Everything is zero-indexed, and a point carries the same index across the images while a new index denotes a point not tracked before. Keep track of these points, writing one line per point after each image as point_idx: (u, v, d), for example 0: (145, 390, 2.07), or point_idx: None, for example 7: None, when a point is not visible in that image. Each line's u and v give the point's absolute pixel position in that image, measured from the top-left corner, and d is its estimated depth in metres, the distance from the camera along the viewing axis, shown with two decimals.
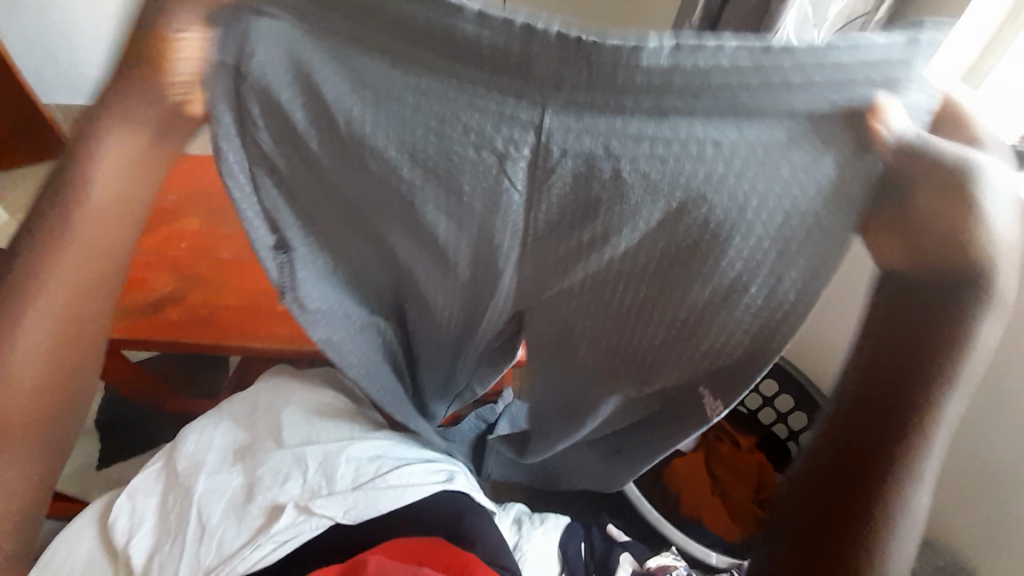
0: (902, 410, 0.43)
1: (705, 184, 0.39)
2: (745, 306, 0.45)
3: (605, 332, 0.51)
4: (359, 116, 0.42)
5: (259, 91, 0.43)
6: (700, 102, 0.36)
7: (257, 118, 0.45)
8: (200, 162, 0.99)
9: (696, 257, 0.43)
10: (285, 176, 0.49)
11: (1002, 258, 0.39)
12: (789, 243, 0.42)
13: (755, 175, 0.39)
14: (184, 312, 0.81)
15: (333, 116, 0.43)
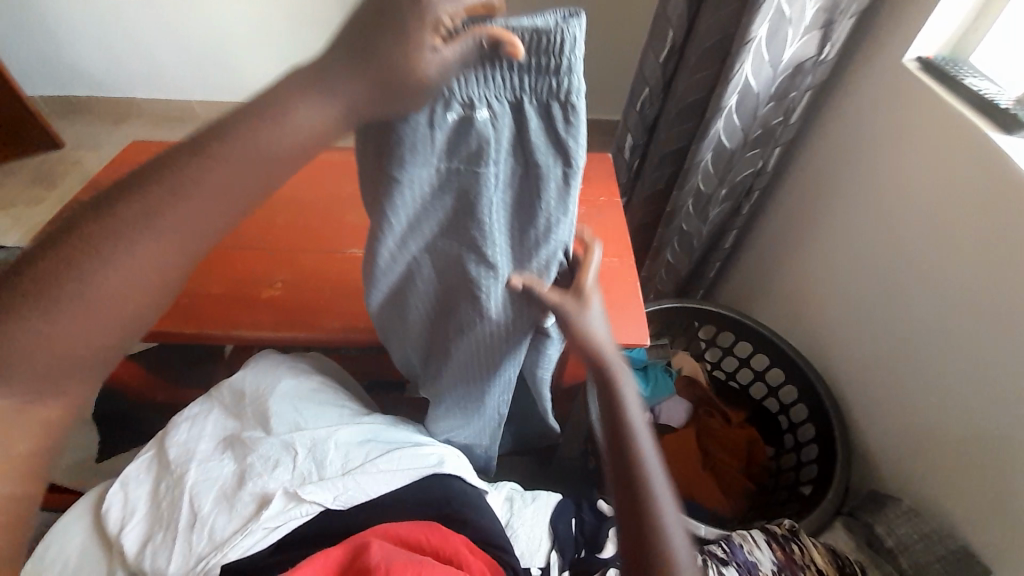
0: (620, 466, 0.56)
1: (495, 159, 0.51)
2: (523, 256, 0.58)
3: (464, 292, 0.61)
4: (445, 130, 0.49)
5: (442, 127, 0.49)
6: (513, 107, 0.49)
7: (429, 150, 0.50)
8: None
9: (499, 218, 0.55)
10: (424, 191, 0.53)
11: (609, 348, 0.60)
12: (519, 199, 0.54)
13: (514, 151, 0.51)
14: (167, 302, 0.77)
15: (458, 139, 0.50)
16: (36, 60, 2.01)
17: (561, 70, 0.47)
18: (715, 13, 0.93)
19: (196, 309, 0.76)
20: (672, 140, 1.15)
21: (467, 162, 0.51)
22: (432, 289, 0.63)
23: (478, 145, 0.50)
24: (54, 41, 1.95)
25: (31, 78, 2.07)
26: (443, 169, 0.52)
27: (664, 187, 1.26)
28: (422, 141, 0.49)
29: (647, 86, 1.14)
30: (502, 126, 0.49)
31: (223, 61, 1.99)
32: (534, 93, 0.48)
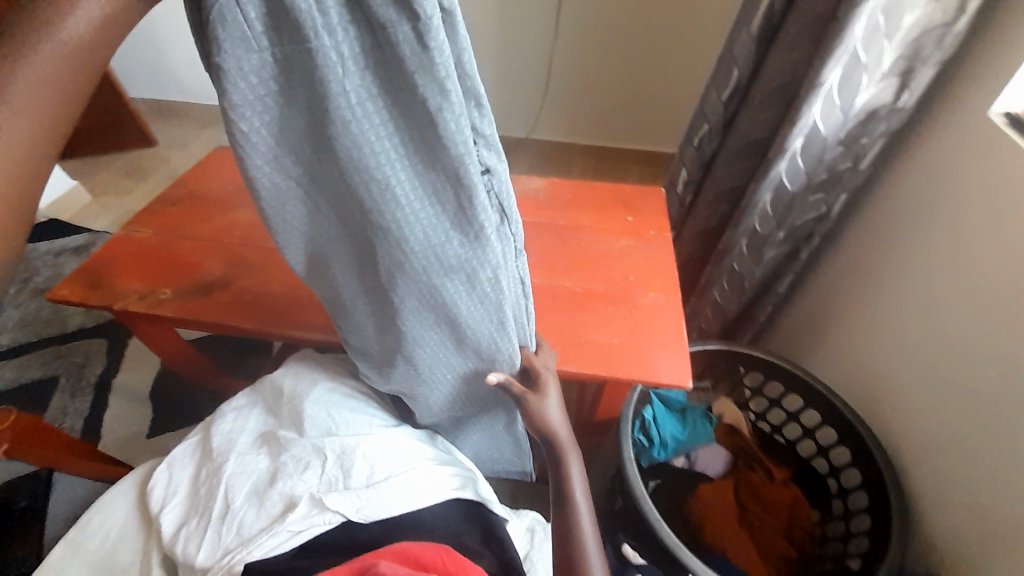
0: (564, 528, 0.67)
1: (339, 47, 0.41)
2: (424, 175, 0.50)
3: (374, 231, 0.54)
4: (256, 22, 0.39)
5: (260, 25, 0.39)
6: None
7: (252, 58, 0.41)
8: None
9: (378, 127, 0.46)
10: (278, 111, 0.45)
11: (561, 428, 0.72)
12: (393, 99, 0.45)
13: (353, 27, 0.41)
14: (228, 296, 0.82)
15: (279, 30, 0.40)
16: (150, 68, 2.33)
17: None
18: (783, 55, 0.92)
19: (248, 304, 0.81)
20: (728, 179, 1.13)
21: (300, 60, 0.41)
22: (339, 226, 0.56)
23: (302, 33, 0.39)
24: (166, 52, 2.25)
25: (147, 83, 2.39)
26: (279, 79, 0.43)
27: (718, 224, 1.23)
28: (236, 28, 0.39)
29: (707, 123, 1.13)
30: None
31: None
32: None
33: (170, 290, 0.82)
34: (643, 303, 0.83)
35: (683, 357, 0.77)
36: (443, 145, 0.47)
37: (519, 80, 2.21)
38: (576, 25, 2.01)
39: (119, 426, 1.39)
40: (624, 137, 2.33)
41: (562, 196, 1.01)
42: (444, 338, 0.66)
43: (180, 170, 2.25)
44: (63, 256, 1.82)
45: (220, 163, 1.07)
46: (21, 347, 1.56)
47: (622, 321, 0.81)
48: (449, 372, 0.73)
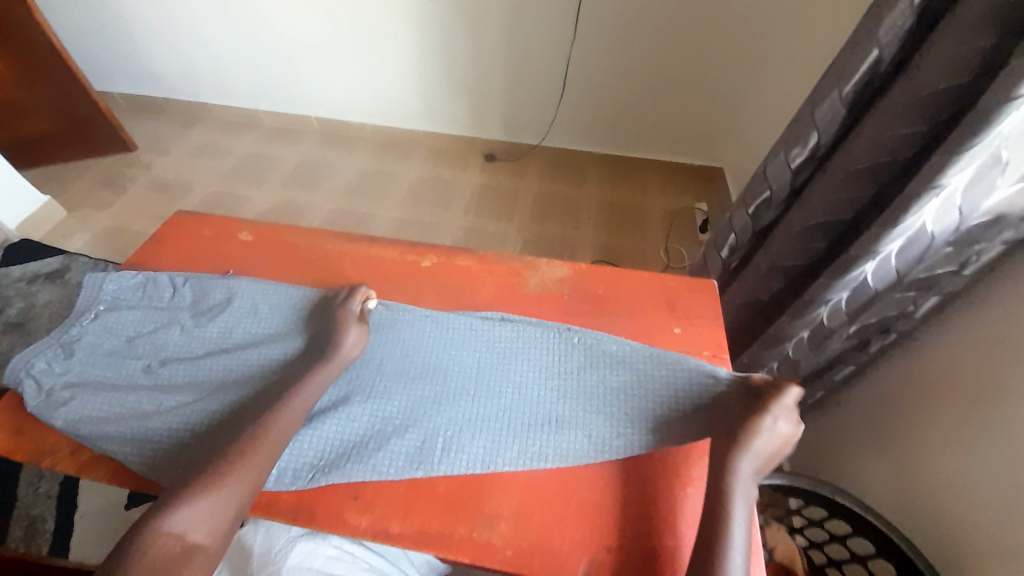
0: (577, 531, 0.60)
1: (170, 321, 0.78)
2: (276, 311, 0.79)
3: (377, 350, 0.75)
4: (100, 375, 0.73)
5: (101, 368, 0.73)
6: (121, 333, 0.77)
7: (112, 374, 0.73)
8: (229, 235, 0.92)
9: (252, 318, 0.78)
10: (179, 370, 0.73)
11: (563, 372, 0.72)
12: (232, 296, 0.80)
13: (166, 315, 0.79)
14: (168, 450, 0.66)
15: (110, 356, 0.75)
16: (140, 67, 2.21)
17: (104, 304, 0.80)
18: (881, 127, 0.73)
19: (416, 493, 0.63)
20: (787, 255, 0.94)
21: (141, 347, 0.76)
22: (323, 396, 0.70)
23: (122, 352, 0.75)
24: (150, 45, 2.12)
25: (137, 79, 2.27)
26: (129, 371, 0.74)
27: (770, 301, 1.03)
28: (90, 377, 0.73)
29: (770, 190, 0.97)
30: (99, 338, 0.76)
31: (247, 69, 2.13)
32: (118, 308, 0.79)
33: (100, 444, 0.67)
34: (745, 471, 0.59)
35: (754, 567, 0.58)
36: (261, 295, 0.81)
37: (529, 85, 1.95)
38: (599, 28, 1.75)
39: (94, 496, 1.23)
40: (644, 148, 2.07)
41: (590, 293, 0.83)
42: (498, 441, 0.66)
43: (162, 178, 2.08)
44: (36, 284, 1.65)
45: (178, 238, 0.92)
46: None
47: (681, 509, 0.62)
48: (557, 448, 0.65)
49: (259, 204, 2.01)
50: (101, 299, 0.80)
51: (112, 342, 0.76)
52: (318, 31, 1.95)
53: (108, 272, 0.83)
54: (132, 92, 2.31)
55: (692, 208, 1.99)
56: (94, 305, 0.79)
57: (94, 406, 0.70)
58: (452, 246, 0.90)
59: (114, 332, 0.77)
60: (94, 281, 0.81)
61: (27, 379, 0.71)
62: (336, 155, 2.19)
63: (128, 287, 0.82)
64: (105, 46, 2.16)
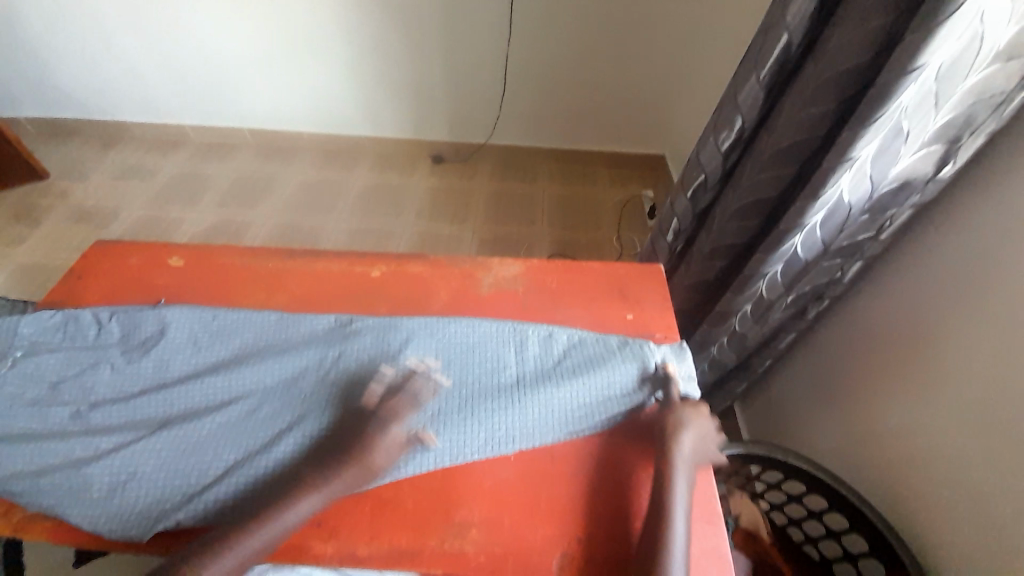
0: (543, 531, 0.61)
1: (97, 360, 0.72)
2: (219, 338, 0.75)
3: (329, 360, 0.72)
4: (19, 429, 0.66)
5: (19, 422, 0.67)
6: (41, 380, 0.70)
7: (34, 426, 0.67)
8: (159, 263, 0.86)
9: (191, 347, 0.74)
10: (112, 413, 0.68)
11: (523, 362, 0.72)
12: (166, 327, 0.75)
13: (93, 355, 0.73)
14: (106, 502, 0.61)
15: (29, 407, 0.68)
16: (44, 87, 2.03)
17: (19, 349, 0.73)
18: (798, 108, 0.78)
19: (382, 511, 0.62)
20: (726, 235, 0.99)
21: (65, 392, 0.69)
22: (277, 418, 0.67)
23: (44, 400, 0.69)
24: (54, 62, 1.95)
25: (41, 100, 2.08)
26: (52, 420, 0.67)
27: (716, 278, 1.07)
28: (9, 431, 0.66)
29: (703, 174, 1.00)
30: (15, 388, 0.69)
31: (169, 83, 2.00)
32: (37, 352, 0.72)
33: (32, 504, 0.62)
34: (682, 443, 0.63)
35: (717, 539, 0.60)
36: (200, 322, 0.76)
37: (471, 84, 1.94)
38: (533, 24, 1.76)
39: (33, 561, 1.13)
40: (589, 140, 2.10)
41: (543, 288, 0.83)
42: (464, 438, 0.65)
43: (82, 205, 1.92)
44: None
45: (101, 270, 0.85)
46: None
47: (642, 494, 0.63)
48: (524, 438, 0.65)
49: (195, 226, 1.89)
50: (15, 345, 0.73)
51: (32, 390, 0.70)
52: (243, 39, 1.86)
53: (21, 315, 0.75)
54: (37, 114, 2.11)
55: (639, 196, 2.05)
56: (7, 352, 0.72)
57: (14, 464, 0.63)
58: (401, 254, 0.88)
59: (33, 381, 0.70)
60: (7, 326, 0.74)
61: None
62: (275, 169, 2.10)
63: (43, 328, 0.74)
64: (1, 65, 1.97)
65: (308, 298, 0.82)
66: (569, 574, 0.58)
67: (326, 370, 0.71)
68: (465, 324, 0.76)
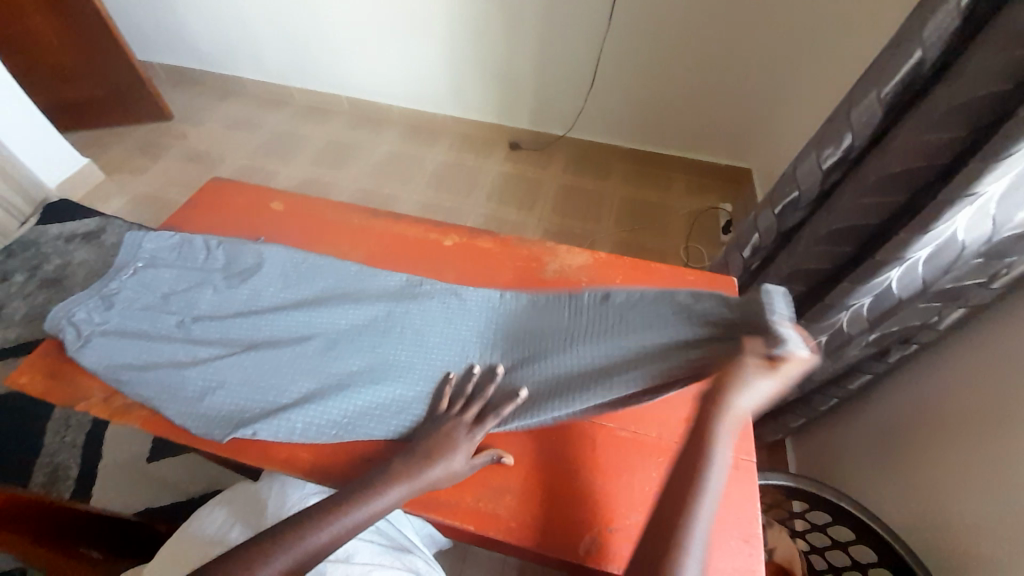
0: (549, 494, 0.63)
1: (205, 280, 0.81)
2: (310, 278, 0.82)
3: (401, 313, 0.77)
4: (136, 328, 0.76)
5: (133, 320, 0.77)
6: (160, 290, 0.81)
7: (147, 327, 0.77)
8: (260, 204, 0.95)
9: (284, 283, 0.81)
10: (213, 328, 0.76)
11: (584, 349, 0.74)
12: (267, 261, 0.83)
13: (202, 275, 0.82)
14: (191, 403, 0.70)
15: (147, 310, 0.78)
16: (179, 39, 2.26)
17: (142, 260, 0.83)
18: (917, 131, 0.72)
19: None
20: (810, 259, 0.93)
21: (177, 303, 0.79)
22: (352, 358, 0.73)
23: (159, 307, 0.79)
24: (189, 17, 2.16)
25: (176, 50, 2.32)
26: (163, 325, 0.77)
27: (790, 304, 1.02)
28: (129, 328, 0.76)
29: (797, 191, 0.96)
30: (136, 292, 0.80)
31: (282, 46, 2.16)
32: (155, 266, 0.83)
33: (131, 394, 0.71)
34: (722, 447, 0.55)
35: (751, 559, 0.59)
36: (296, 262, 0.83)
37: (560, 76, 1.94)
38: (632, 21, 1.72)
39: (119, 448, 1.30)
40: (671, 145, 2.04)
41: (606, 281, 0.83)
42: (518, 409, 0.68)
43: (195, 148, 2.14)
44: (73, 243, 1.73)
45: (211, 203, 0.96)
46: (29, 344, 1.50)
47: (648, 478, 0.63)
48: (575, 421, 0.67)
49: (287, 180, 2.05)
50: (137, 257, 0.83)
51: (149, 297, 0.80)
52: (353, 11, 1.95)
53: (146, 231, 0.86)
54: (171, 63, 2.37)
55: (716, 209, 1.96)
56: (127, 260, 0.83)
57: (130, 356, 0.73)
58: (473, 227, 0.91)
59: (152, 290, 0.80)
60: (133, 239, 0.84)
61: (67, 327, 0.75)
62: (364, 136, 2.22)
63: (162, 246, 0.85)
64: (147, 16, 2.21)
65: (382, 256, 0.88)
66: (593, 558, 0.59)
67: (393, 321, 0.76)
68: (531, 303, 0.79)
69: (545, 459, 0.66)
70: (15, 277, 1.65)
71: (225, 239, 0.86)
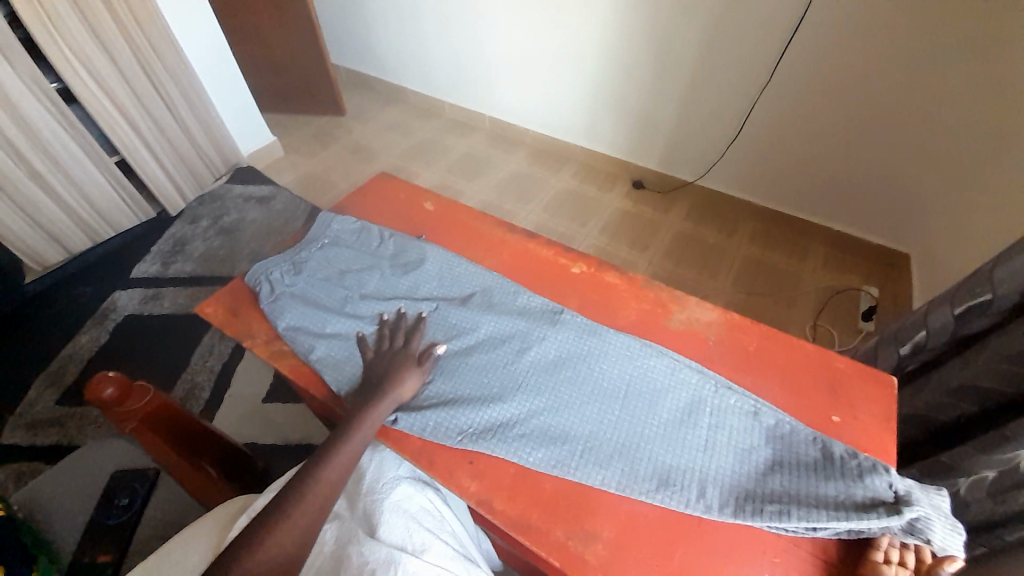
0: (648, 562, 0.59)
1: (374, 265, 0.92)
2: (459, 281, 0.89)
3: (535, 336, 0.79)
4: (311, 292, 0.88)
5: (306, 283, 0.89)
6: (338, 265, 0.92)
7: (321, 294, 0.88)
8: (417, 202, 1.05)
9: (436, 281, 0.88)
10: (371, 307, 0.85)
11: (714, 419, 0.69)
12: (427, 259, 0.92)
13: (372, 259, 0.93)
14: (332, 366, 0.78)
15: (321, 279, 0.90)
16: (365, 49, 2.62)
17: (327, 237, 0.97)
18: None
19: (525, 481, 0.66)
20: (997, 379, 0.78)
21: (348, 279, 0.90)
22: (485, 370, 0.76)
23: (334, 279, 0.90)
24: (376, 32, 2.50)
25: (361, 58, 2.69)
26: (333, 295, 0.87)
27: (954, 424, 0.87)
28: (307, 292, 0.88)
29: (992, 296, 0.82)
30: (315, 262, 0.92)
31: (445, 65, 2.39)
32: (336, 243, 0.96)
33: (289, 344, 0.82)
34: None
35: None
36: (450, 265, 0.91)
37: (703, 125, 1.89)
38: (797, 82, 1.62)
39: (242, 383, 1.49)
40: (815, 213, 1.86)
41: (737, 346, 0.78)
42: (637, 468, 0.65)
43: (356, 141, 2.44)
44: (249, 203, 2.06)
45: (377, 194, 1.08)
46: (199, 278, 1.80)
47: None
48: (699, 498, 0.62)
49: (425, 182, 2.25)
50: (323, 234, 0.97)
51: (326, 269, 0.91)
52: (513, 41, 2.10)
53: (335, 214, 1.00)
54: (355, 69, 2.75)
55: (859, 291, 1.74)
56: (312, 234, 0.97)
57: (301, 315, 0.84)
58: (604, 261, 0.91)
59: (329, 264, 0.92)
60: (324, 219, 0.99)
61: (264, 282, 0.89)
62: (499, 154, 2.36)
63: (342, 227, 0.98)
64: (346, 28, 2.61)
65: (511, 269, 0.92)
66: None
67: (530, 342, 0.79)
68: (667, 357, 0.76)
69: (646, 519, 0.62)
70: (201, 221, 2.00)
71: (397, 234, 0.97)
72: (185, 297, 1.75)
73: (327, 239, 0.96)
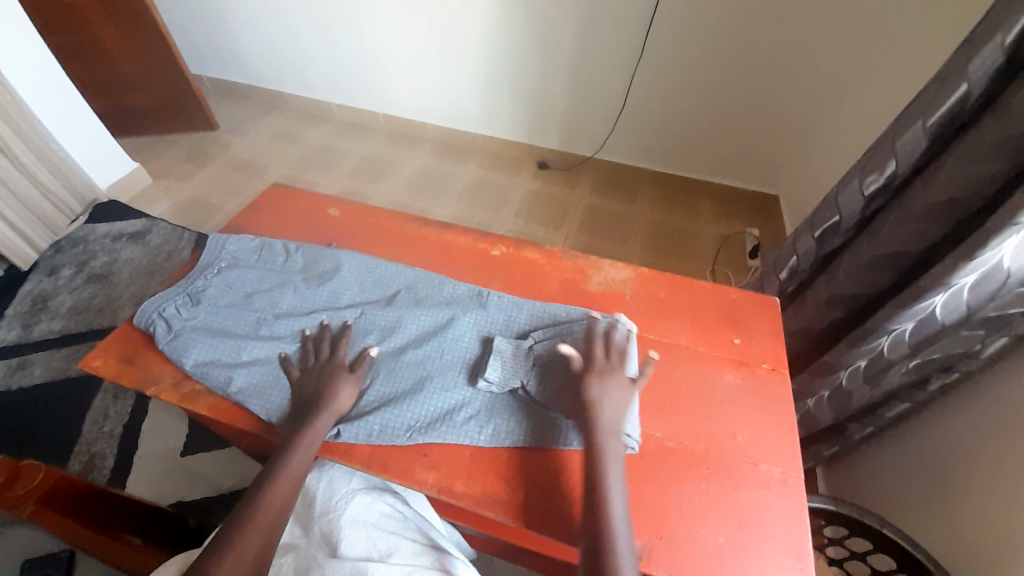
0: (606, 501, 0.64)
1: (284, 281, 0.86)
2: (381, 282, 0.87)
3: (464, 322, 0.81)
4: (216, 321, 0.81)
5: (208, 313, 0.82)
6: (242, 288, 0.85)
7: (228, 321, 0.81)
8: (320, 210, 1.00)
9: (356, 286, 0.86)
10: (289, 325, 0.80)
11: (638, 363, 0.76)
12: (342, 265, 0.88)
13: (280, 276, 0.87)
14: (257, 395, 0.73)
15: (226, 306, 0.83)
16: (230, 55, 2.39)
17: (223, 261, 0.89)
18: (959, 163, 0.74)
19: (482, 459, 0.68)
20: (852, 283, 0.94)
21: (257, 299, 0.84)
22: (420, 366, 0.76)
23: (241, 303, 0.83)
24: (240, 36, 2.29)
25: (227, 66, 2.46)
26: (243, 320, 0.81)
27: (828, 328, 1.03)
28: (211, 322, 0.81)
29: (839, 216, 0.98)
30: (215, 289, 0.85)
31: (325, 65, 2.27)
32: (235, 264, 0.88)
33: (203, 383, 0.75)
34: None
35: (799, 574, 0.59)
36: (366, 267, 0.88)
37: (591, 101, 1.99)
38: (666, 52, 1.77)
39: (154, 440, 1.33)
40: (698, 170, 2.06)
41: (650, 296, 0.86)
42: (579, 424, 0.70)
43: (239, 157, 2.23)
44: (120, 241, 1.82)
45: (275, 207, 1.01)
46: (74, 335, 1.56)
47: (705, 493, 0.65)
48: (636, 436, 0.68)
49: (327, 189, 2.13)
50: (218, 258, 0.89)
51: (229, 294, 0.85)
52: (393, 34, 2.05)
53: (228, 235, 0.92)
54: (222, 78, 2.51)
55: (744, 233, 1.98)
56: (205, 259, 0.89)
57: (208, 349, 0.77)
58: (521, 239, 0.94)
59: (232, 288, 0.85)
60: (216, 242, 0.90)
61: (158, 321, 0.80)
62: (399, 151, 2.30)
63: (239, 246, 0.91)
64: (202, 34, 2.36)
65: (432, 263, 0.92)
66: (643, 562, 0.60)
67: (461, 329, 0.80)
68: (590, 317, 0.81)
69: None
70: (63, 271, 1.73)
71: (304, 245, 0.92)
72: (60, 360, 1.51)
73: (224, 262, 0.88)
